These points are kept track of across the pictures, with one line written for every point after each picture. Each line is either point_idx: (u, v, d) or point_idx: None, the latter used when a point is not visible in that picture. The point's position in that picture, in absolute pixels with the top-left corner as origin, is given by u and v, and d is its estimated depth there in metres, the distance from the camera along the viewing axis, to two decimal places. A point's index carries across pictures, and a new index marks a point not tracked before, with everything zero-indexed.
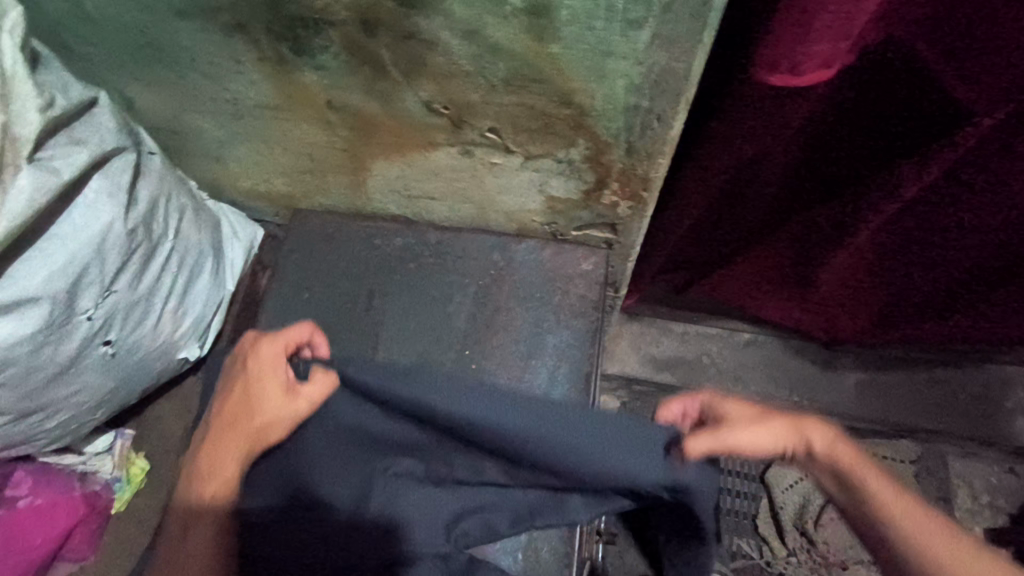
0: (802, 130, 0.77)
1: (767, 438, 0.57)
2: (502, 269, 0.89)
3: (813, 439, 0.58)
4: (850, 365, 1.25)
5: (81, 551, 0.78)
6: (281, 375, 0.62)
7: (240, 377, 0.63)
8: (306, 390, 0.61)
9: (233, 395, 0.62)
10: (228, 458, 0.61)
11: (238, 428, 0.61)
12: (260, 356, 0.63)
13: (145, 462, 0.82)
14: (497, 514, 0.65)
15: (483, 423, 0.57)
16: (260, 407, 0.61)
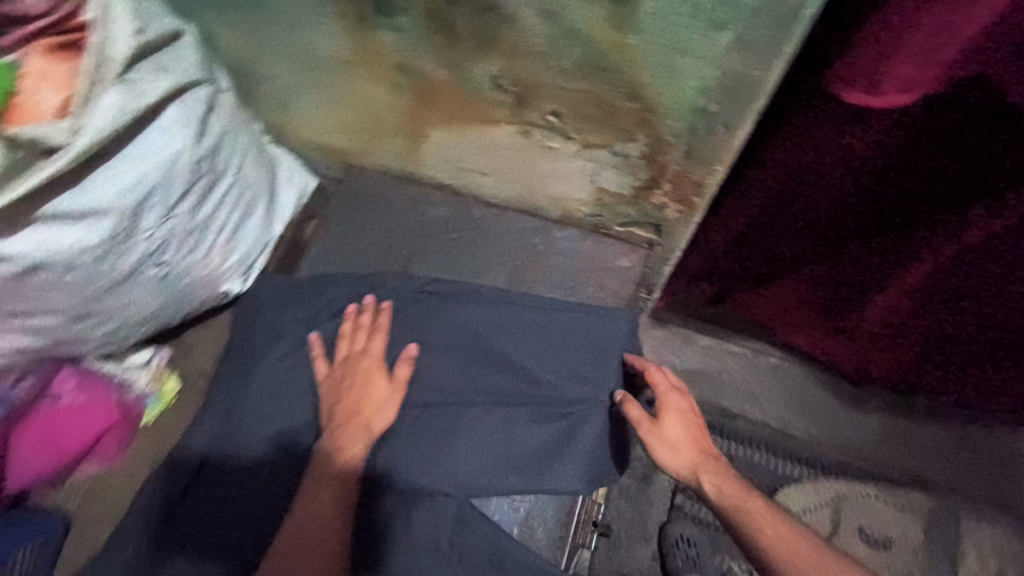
0: (872, 167, 0.74)
1: (676, 446, 0.72)
2: (541, 252, 0.90)
3: (707, 466, 0.71)
4: (874, 408, 1.22)
5: (109, 454, 0.80)
6: (380, 373, 0.78)
7: (348, 384, 0.77)
8: (401, 371, 0.78)
9: (340, 399, 0.76)
10: (352, 447, 0.73)
11: (355, 419, 0.75)
12: (358, 364, 0.79)
13: (177, 381, 0.86)
14: (510, 479, 0.74)
15: (506, 353, 0.80)
16: (373, 399, 0.76)
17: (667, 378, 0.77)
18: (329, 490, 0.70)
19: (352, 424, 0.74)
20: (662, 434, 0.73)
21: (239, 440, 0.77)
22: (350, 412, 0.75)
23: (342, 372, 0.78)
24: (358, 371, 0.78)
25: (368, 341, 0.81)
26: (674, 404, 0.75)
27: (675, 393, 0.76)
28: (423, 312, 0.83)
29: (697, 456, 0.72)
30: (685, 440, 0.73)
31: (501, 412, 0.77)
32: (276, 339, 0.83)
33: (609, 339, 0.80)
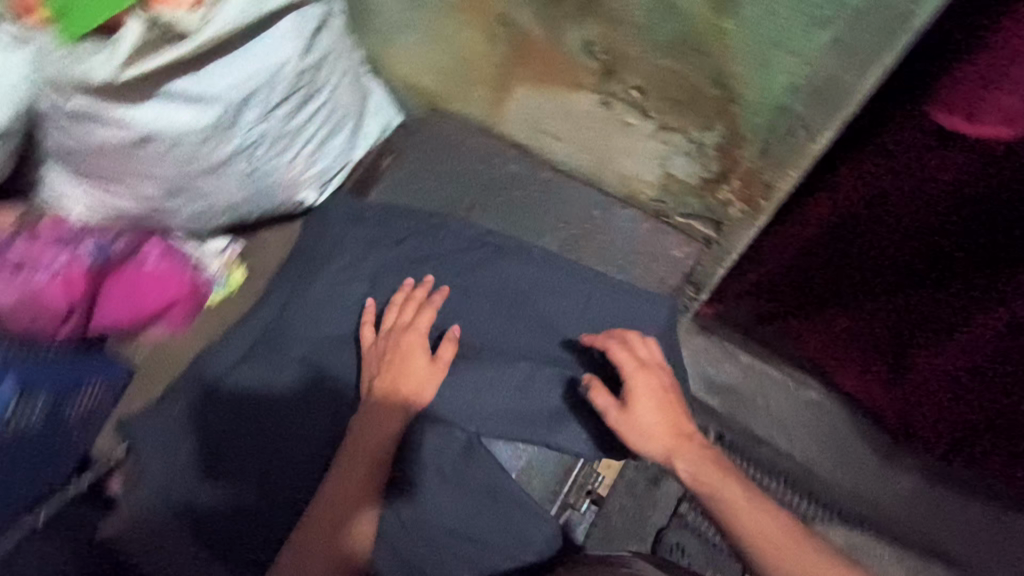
0: (964, 190, 0.71)
1: (648, 434, 0.70)
2: (597, 226, 0.91)
3: (684, 453, 0.69)
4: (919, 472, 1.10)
5: (179, 321, 0.85)
6: (423, 351, 0.78)
7: (391, 357, 0.77)
8: (445, 351, 0.78)
9: (381, 372, 0.76)
10: (387, 425, 0.73)
11: (394, 395, 0.75)
12: (403, 336, 0.78)
13: (243, 274, 0.92)
14: (517, 429, 0.77)
15: (540, 311, 0.83)
16: (414, 375, 0.76)
17: (631, 358, 0.74)
18: (361, 467, 0.70)
19: (390, 399, 0.74)
20: (632, 421, 0.71)
21: (283, 336, 0.83)
22: (389, 385, 0.75)
23: (387, 342, 0.78)
24: (404, 345, 0.77)
25: (417, 315, 0.80)
26: (642, 386, 0.72)
27: (641, 373, 0.73)
28: (470, 259, 0.87)
29: (673, 444, 0.70)
30: (659, 423, 0.71)
31: (523, 365, 0.80)
32: (337, 253, 0.88)
33: (641, 320, 0.83)
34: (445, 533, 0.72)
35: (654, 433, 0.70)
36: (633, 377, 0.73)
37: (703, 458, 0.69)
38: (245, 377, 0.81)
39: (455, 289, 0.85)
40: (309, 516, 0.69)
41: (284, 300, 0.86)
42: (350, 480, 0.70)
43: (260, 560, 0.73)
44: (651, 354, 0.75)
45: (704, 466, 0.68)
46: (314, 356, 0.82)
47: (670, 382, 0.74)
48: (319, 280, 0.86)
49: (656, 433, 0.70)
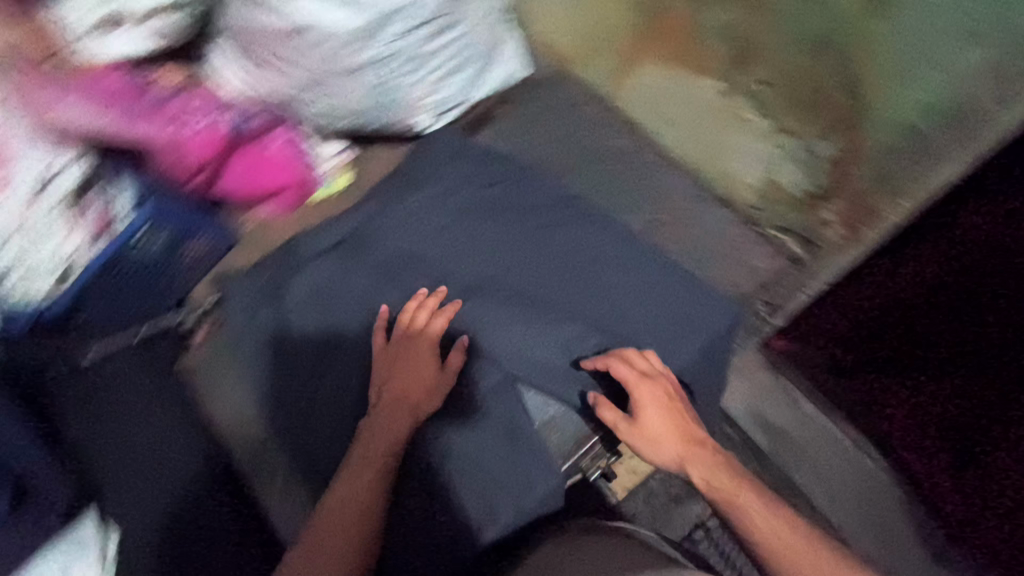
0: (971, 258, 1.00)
1: (660, 444, 0.74)
2: (686, 217, 0.88)
3: (695, 459, 0.73)
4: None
5: (284, 206, 0.94)
6: (433, 360, 0.79)
7: (400, 364, 0.78)
8: (454, 360, 0.79)
9: (391, 376, 0.78)
10: (392, 434, 0.75)
11: (403, 404, 0.76)
12: (415, 344, 0.79)
13: (348, 180, 0.99)
14: (553, 384, 0.80)
15: (605, 282, 0.84)
16: (423, 382, 0.77)
17: (632, 370, 0.75)
18: (371, 471, 0.74)
19: (398, 408, 0.76)
20: (642, 431, 0.74)
21: (361, 239, 0.88)
22: (399, 393, 0.77)
23: (399, 348, 0.79)
24: (414, 353, 0.78)
25: (429, 322, 0.80)
26: (648, 398, 0.74)
27: (645, 384, 0.74)
28: (551, 215, 0.88)
29: (684, 452, 0.74)
30: (668, 433, 0.74)
31: (574, 328, 0.81)
32: (429, 178, 0.92)
33: (704, 316, 0.81)
34: (463, 456, 0.76)
35: (665, 444, 0.74)
36: (638, 388, 0.74)
37: (712, 465, 0.73)
38: (317, 269, 0.86)
39: (529, 240, 0.87)
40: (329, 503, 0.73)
41: (371, 207, 0.91)
42: (360, 483, 0.74)
43: (296, 425, 0.80)
44: (652, 365, 0.77)
45: (714, 473, 0.72)
46: (385, 269, 0.86)
47: (676, 390, 0.77)
48: (407, 193, 0.91)
49: (668, 443, 0.74)
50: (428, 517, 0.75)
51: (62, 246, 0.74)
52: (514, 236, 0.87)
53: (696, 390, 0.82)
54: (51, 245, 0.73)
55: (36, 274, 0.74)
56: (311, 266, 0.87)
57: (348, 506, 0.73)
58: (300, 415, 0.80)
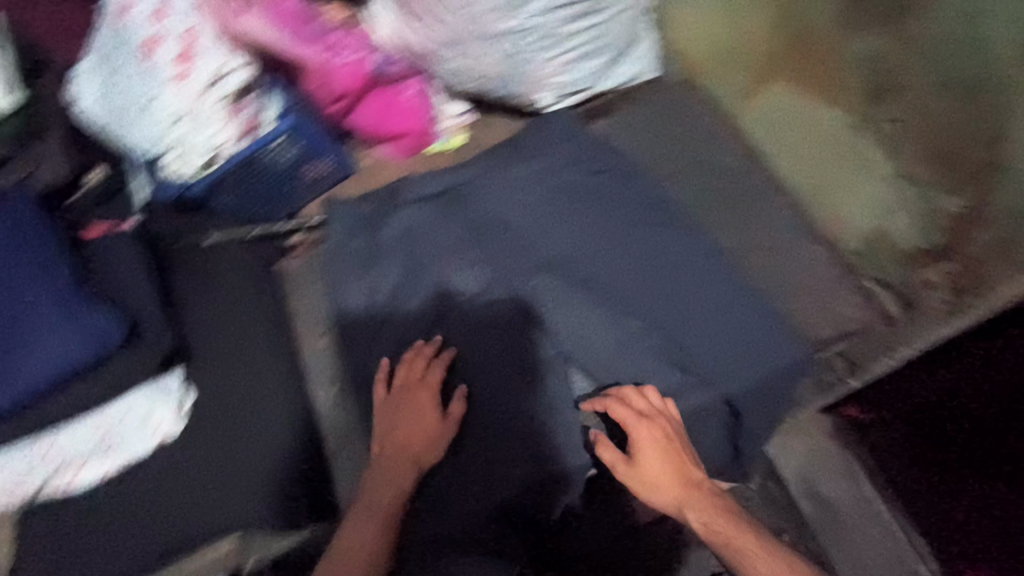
0: None
1: (658, 486, 0.75)
2: (780, 248, 0.86)
3: (693, 504, 0.74)
4: None
5: (400, 151, 1.02)
6: (433, 407, 0.80)
7: (400, 413, 0.80)
8: (454, 408, 0.80)
9: (392, 423, 0.80)
10: (395, 484, 0.77)
11: (406, 452, 0.78)
12: (415, 393, 0.80)
13: (464, 140, 1.05)
14: (603, 371, 0.81)
15: (677, 288, 0.84)
16: (424, 432, 0.79)
17: (630, 411, 0.75)
18: (379, 516, 0.75)
19: (400, 457, 0.78)
20: (640, 474, 0.75)
21: (459, 195, 0.94)
22: (401, 443, 0.79)
23: (400, 397, 0.81)
24: (413, 401, 0.80)
25: (427, 369, 0.82)
26: (646, 440, 0.74)
27: (643, 425, 0.74)
28: (643, 211, 0.89)
29: (683, 496, 0.75)
30: (666, 477, 0.75)
31: (634, 325, 0.82)
32: (535, 150, 0.96)
33: (772, 346, 0.80)
34: (504, 414, 0.81)
35: (662, 487, 0.75)
36: (633, 429, 0.74)
37: (710, 509, 0.73)
38: (416, 211, 0.93)
39: (615, 230, 0.89)
40: (340, 538, 0.74)
41: (476, 166, 0.96)
42: (367, 529, 0.74)
43: (363, 342, 0.86)
44: (650, 404, 0.76)
45: (712, 517, 0.73)
46: (473, 228, 0.91)
47: (677, 430, 0.76)
48: (512, 162, 0.95)
49: (665, 486, 0.75)
50: (465, 459, 0.80)
51: (218, 135, 0.82)
52: (601, 224, 0.89)
53: (745, 415, 0.80)
54: (209, 133, 0.82)
55: (192, 155, 0.83)
56: (409, 209, 0.93)
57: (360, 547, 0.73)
58: (367, 339, 0.86)
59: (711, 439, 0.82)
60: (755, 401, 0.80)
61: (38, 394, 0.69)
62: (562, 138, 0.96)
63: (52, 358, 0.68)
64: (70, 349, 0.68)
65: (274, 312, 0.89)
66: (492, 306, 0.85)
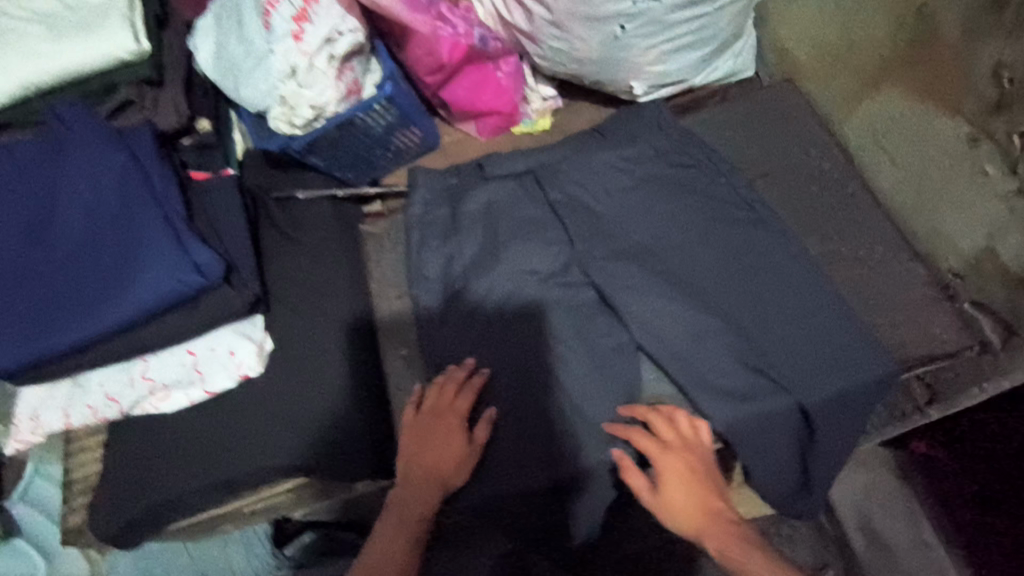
0: None
1: (679, 514, 0.75)
2: (873, 260, 0.82)
3: (712, 532, 0.74)
4: None
5: (486, 129, 1.05)
6: (460, 431, 0.80)
7: (428, 435, 0.80)
8: (478, 433, 0.79)
9: (419, 443, 0.80)
10: (422, 498, 0.77)
11: (433, 475, 0.78)
12: (444, 417, 0.80)
13: (547, 124, 1.06)
14: (673, 364, 0.80)
15: (757, 288, 0.82)
16: (451, 457, 0.78)
17: (652, 440, 0.75)
18: (403, 535, 0.76)
19: (426, 479, 0.78)
20: (662, 502, 0.75)
21: (541, 175, 0.94)
22: (426, 465, 0.78)
23: (428, 416, 0.81)
24: (442, 424, 0.80)
25: (458, 396, 0.81)
26: (669, 468, 0.75)
27: (667, 453, 0.75)
28: (731, 208, 0.88)
29: (701, 525, 0.74)
30: (686, 506, 0.75)
31: (707, 321, 0.81)
32: (627, 139, 0.95)
33: (853, 358, 0.77)
34: (568, 393, 0.81)
35: (684, 515, 0.75)
36: (656, 456, 0.75)
37: (728, 536, 0.73)
38: (495, 187, 0.93)
39: (700, 224, 0.87)
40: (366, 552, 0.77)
41: (564, 150, 0.97)
42: (390, 546, 0.76)
43: (436, 309, 0.88)
44: (676, 433, 0.76)
45: (729, 545, 0.72)
46: (556, 208, 0.91)
47: (701, 459, 0.76)
48: (602, 148, 0.95)
49: (687, 514, 0.75)
50: (528, 430, 0.81)
51: (321, 95, 0.82)
52: (686, 217, 0.88)
53: (819, 429, 0.77)
54: (314, 92, 0.82)
55: (296, 113, 0.83)
56: (489, 184, 0.94)
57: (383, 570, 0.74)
58: (441, 304, 0.88)
59: (779, 453, 0.78)
60: (833, 412, 0.77)
61: (141, 316, 0.73)
62: (656, 130, 0.96)
63: (158, 283, 0.72)
64: (176, 277, 0.72)
65: (354, 271, 0.92)
66: (568, 287, 0.87)
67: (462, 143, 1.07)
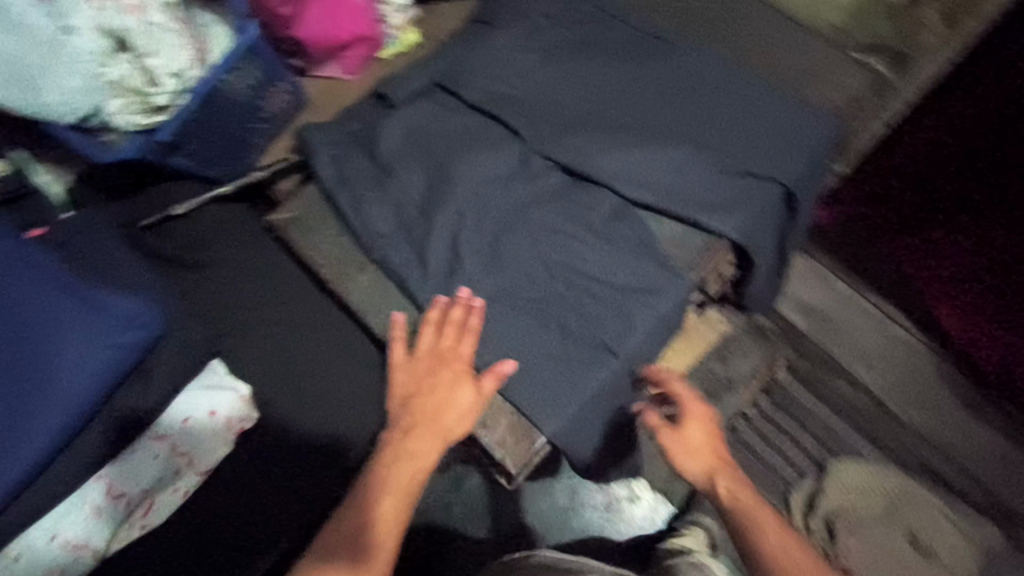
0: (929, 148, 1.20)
1: (690, 454, 0.73)
2: (773, 44, 0.90)
3: (724, 476, 0.72)
4: (985, 414, 1.12)
5: (353, 65, 0.91)
6: (465, 379, 0.71)
7: (428, 384, 0.71)
8: (488, 383, 0.71)
9: (418, 397, 0.71)
10: (420, 455, 0.68)
11: (434, 425, 0.69)
12: (445, 363, 0.71)
13: (417, 38, 0.95)
14: (675, 201, 0.78)
15: (706, 103, 0.84)
16: (457, 408, 0.70)
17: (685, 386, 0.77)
18: (388, 503, 0.64)
19: (427, 432, 0.69)
20: (681, 440, 0.73)
21: (451, 86, 0.85)
22: (427, 415, 0.70)
23: (425, 365, 0.72)
24: (444, 370, 0.71)
25: (459, 340, 0.72)
26: (696, 412, 0.75)
27: (695, 400, 0.76)
28: (644, 45, 0.88)
29: (715, 468, 0.72)
30: (703, 447, 0.73)
31: (683, 149, 0.80)
32: (515, 17, 0.89)
33: (807, 129, 0.82)
34: (589, 275, 0.77)
35: (693, 458, 0.73)
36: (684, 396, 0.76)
37: (741, 484, 0.71)
38: (401, 120, 0.83)
39: (628, 69, 0.86)
40: (322, 532, 0.63)
41: (456, 53, 0.88)
42: (358, 520, 0.63)
43: (404, 260, 0.77)
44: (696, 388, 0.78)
45: (741, 488, 0.70)
46: (482, 109, 0.83)
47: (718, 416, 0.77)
48: (495, 34, 0.88)
49: (697, 458, 0.73)
50: (568, 331, 0.75)
51: (176, 58, 0.69)
52: (610, 71, 0.86)
53: (801, 204, 0.82)
54: (168, 58, 0.69)
55: (153, 92, 0.70)
56: (398, 115, 0.83)
57: (343, 551, 0.61)
58: (409, 258, 0.77)
59: (777, 240, 0.84)
60: (809, 182, 0.83)
61: (86, 413, 0.57)
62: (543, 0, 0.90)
63: (85, 362, 0.56)
64: (109, 345, 0.56)
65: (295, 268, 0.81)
66: (534, 177, 0.80)
67: (332, 91, 0.91)
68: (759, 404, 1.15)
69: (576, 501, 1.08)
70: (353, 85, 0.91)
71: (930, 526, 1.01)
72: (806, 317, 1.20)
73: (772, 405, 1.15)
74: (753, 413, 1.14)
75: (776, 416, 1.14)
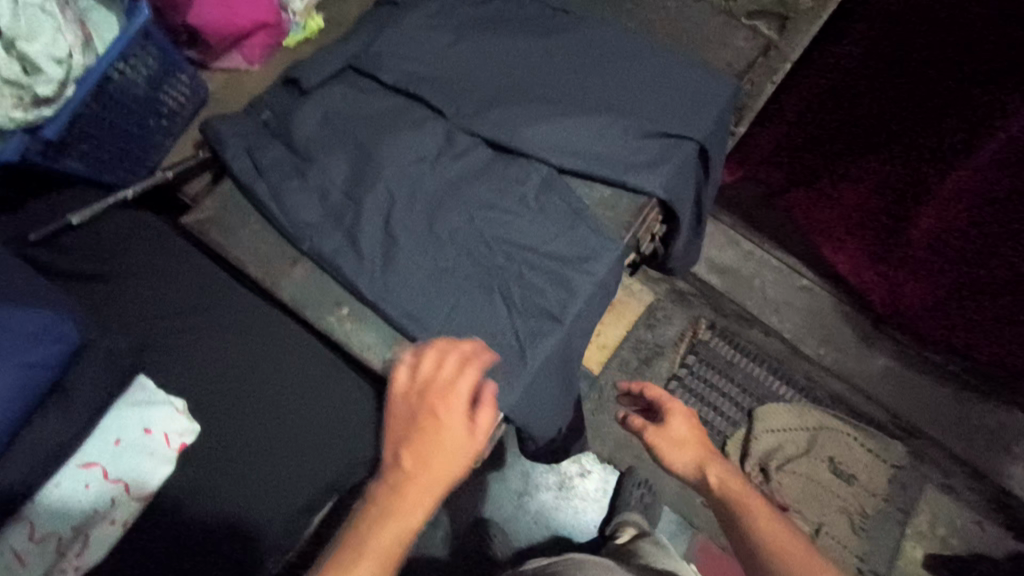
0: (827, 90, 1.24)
1: (675, 448, 0.71)
2: (671, 14, 0.95)
3: (715, 465, 0.68)
4: (885, 348, 1.20)
5: (256, 54, 0.86)
6: (464, 417, 0.57)
7: (420, 422, 0.57)
8: (483, 419, 0.58)
9: (407, 440, 0.56)
10: (406, 514, 0.52)
11: (425, 471, 0.54)
12: (441, 396, 0.58)
13: (321, 23, 0.90)
14: (602, 166, 0.81)
15: (619, 72, 0.87)
16: (447, 448, 0.55)
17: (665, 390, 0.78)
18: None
19: (415, 481, 0.54)
20: (665, 436, 0.72)
21: (365, 68, 0.83)
22: (417, 460, 0.54)
23: (417, 402, 0.58)
24: (440, 406, 0.57)
25: (457, 372, 0.60)
26: (678, 407, 0.75)
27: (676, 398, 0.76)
28: (554, 21, 0.90)
29: (704, 458, 0.69)
30: (690, 440, 0.72)
31: (604, 116, 0.83)
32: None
33: (711, 90, 0.88)
34: (527, 245, 0.77)
35: (681, 454, 0.71)
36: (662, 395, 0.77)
37: (733, 472, 0.67)
38: (316, 107, 0.80)
39: (541, 43, 0.88)
40: None
41: (368, 35, 0.85)
42: None
43: (332, 251, 0.73)
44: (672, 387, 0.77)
45: (732, 476, 0.66)
46: (400, 91, 0.82)
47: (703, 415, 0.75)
48: (405, 15, 0.86)
49: (685, 453, 0.71)
50: (515, 301, 0.75)
51: (59, 42, 0.60)
52: (525, 46, 0.87)
53: (712, 160, 0.87)
54: (51, 43, 0.60)
55: (32, 81, 0.60)
56: (313, 103, 0.80)
57: None
58: (339, 248, 0.74)
59: (695, 195, 0.89)
60: (717, 138, 0.88)
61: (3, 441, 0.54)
62: None
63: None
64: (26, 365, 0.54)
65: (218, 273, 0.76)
66: (461, 155, 0.80)
67: (238, 83, 0.87)
68: (688, 363, 1.22)
69: (531, 484, 1.12)
70: (260, 76, 0.88)
71: (847, 455, 1.15)
72: (721, 277, 1.25)
73: (703, 359, 1.23)
74: (683, 373, 1.22)
75: (704, 371, 1.22)
